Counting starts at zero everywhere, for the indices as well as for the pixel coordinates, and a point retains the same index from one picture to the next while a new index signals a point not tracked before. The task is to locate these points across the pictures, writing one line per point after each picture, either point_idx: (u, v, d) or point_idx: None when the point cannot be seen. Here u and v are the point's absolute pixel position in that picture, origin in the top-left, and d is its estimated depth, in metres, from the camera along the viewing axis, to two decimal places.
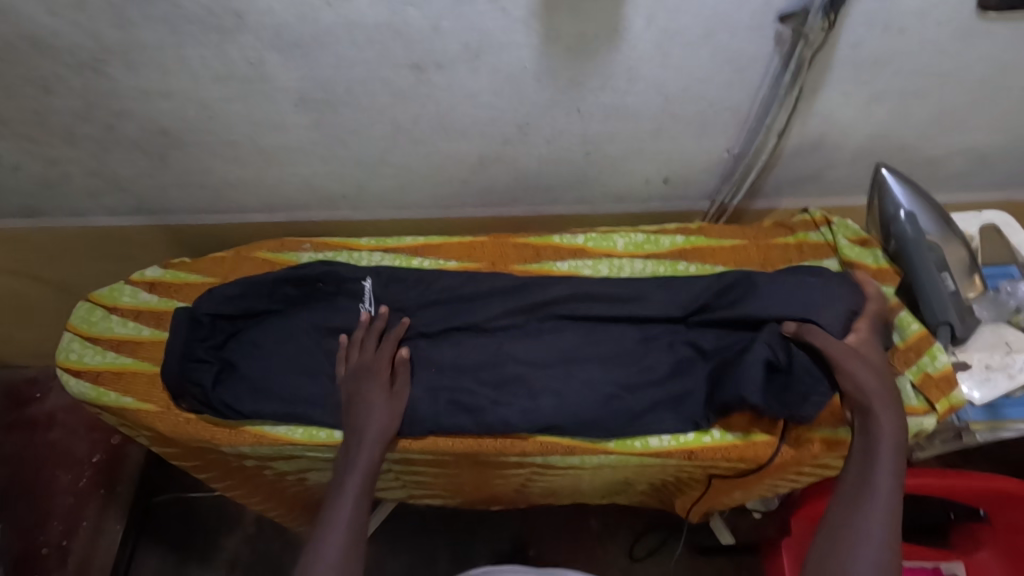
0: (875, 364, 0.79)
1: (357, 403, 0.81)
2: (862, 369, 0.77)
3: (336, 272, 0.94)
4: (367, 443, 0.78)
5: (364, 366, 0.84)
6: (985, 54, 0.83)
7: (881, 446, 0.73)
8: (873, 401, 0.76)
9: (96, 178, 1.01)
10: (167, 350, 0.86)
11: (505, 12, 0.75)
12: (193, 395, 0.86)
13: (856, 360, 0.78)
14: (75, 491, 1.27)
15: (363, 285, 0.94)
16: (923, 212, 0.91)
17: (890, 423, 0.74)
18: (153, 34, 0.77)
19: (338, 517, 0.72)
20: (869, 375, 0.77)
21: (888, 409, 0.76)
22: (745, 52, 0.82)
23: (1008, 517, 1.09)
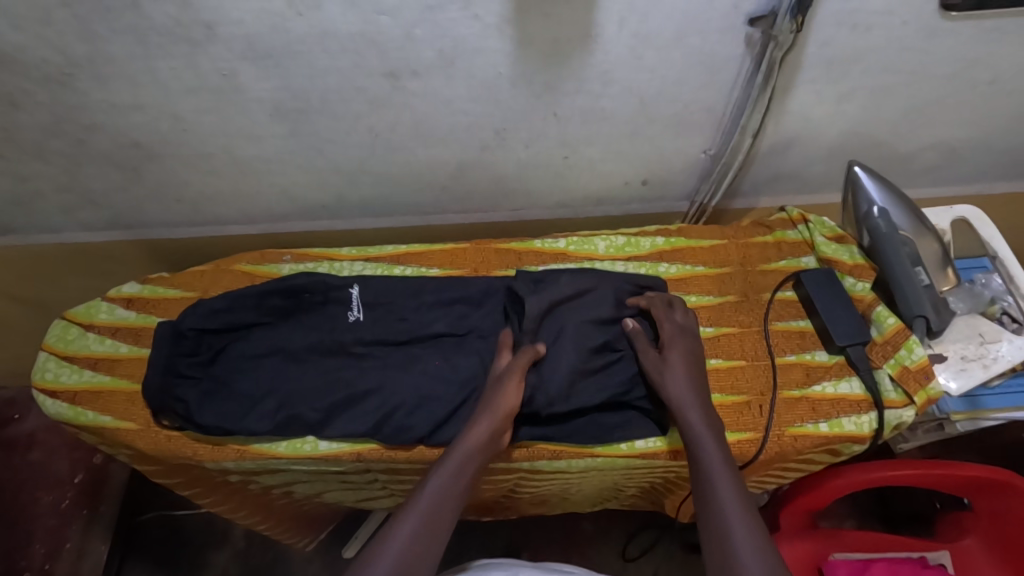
0: (678, 366, 0.81)
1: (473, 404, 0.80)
2: (670, 372, 0.81)
3: (324, 281, 0.93)
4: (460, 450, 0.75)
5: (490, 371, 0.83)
6: (950, 51, 0.85)
7: (705, 445, 0.73)
8: (679, 403, 0.77)
9: (69, 193, 1.00)
10: (149, 364, 0.85)
11: (477, 18, 0.75)
12: (175, 411, 0.84)
13: (669, 362, 0.82)
14: (57, 513, 1.26)
15: (351, 292, 0.93)
16: (895, 209, 0.92)
17: (698, 417, 0.76)
18: (122, 47, 0.76)
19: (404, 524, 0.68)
20: (675, 376, 0.80)
21: (701, 404, 0.77)
22: (717, 55, 0.83)
23: (989, 505, 1.11)
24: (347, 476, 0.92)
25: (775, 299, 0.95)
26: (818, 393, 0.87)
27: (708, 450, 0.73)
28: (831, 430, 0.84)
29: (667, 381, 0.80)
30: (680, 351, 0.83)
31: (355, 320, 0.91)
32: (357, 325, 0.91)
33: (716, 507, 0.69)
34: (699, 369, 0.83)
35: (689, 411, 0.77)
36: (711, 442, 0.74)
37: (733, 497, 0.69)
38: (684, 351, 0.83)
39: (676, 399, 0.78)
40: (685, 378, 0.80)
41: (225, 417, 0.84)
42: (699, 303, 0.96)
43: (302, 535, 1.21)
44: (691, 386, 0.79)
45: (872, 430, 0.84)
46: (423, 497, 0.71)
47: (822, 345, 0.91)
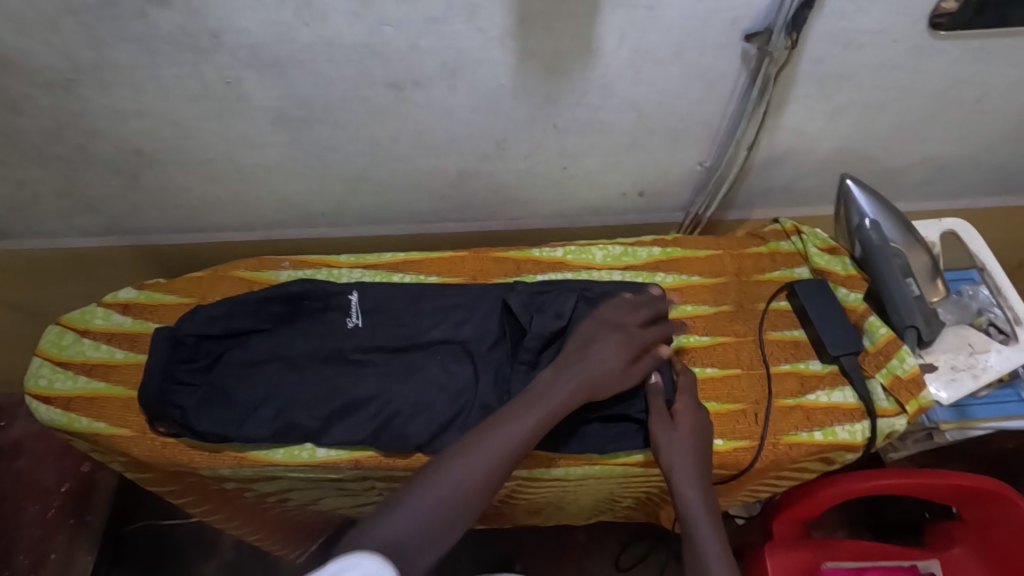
0: (683, 436, 0.79)
1: (592, 343, 0.82)
2: (675, 439, 0.78)
3: (324, 287, 0.93)
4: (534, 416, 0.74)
5: (621, 324, 0.85)
6: (938, 69, 0.87)
7: (699, 521, 0.73)
8: (678, 480, 0.76)
9: (67, 198, 0.99)
10: (147, 369, 0.83)
11: (480, 31, 0.76)
12: (172, 417, 0.84)
13: (675, 429, 0.79)
14: (42, 522, 1.24)
15: (350, 298, 0.94)
16: (886, 221, 0.94)
17: (696, 492, 0.74)
18: (127, 53, 0.77)
19: (446, 478, 0.67)
20: (680, 450, 0.78)
21: (703, 480, 0.76)
22: (713, 70, 0.85)
23: (979, 515, 1.13)
24: (344, 484, 0.92)
25: (769, 309, 0.97)
26: (812, 401, 0.88)
27: (703, 525, 0.73)
28: (825, 439, 0.86)
29: (671, 454, 0.78)
30: (689, 419, 0.80)
31: (354, 327, 0.91)
32: (357, 331, 0.91)
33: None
34: (707, 441, 0.81)
35: (687, 485, 0.75)
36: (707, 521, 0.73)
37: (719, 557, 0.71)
38: (695, 426, 0.80)
39: (677, 476, 0.76)
40: (691, 448, 0.78)
41: (223, 424, 0.83)
42: (695, 313, 0.97)
43: (295, 544, 1.20)
44: (695, 460, 0.77)
45: (865, 438, 0.86)
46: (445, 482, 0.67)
47: (815, 354, 0.93)
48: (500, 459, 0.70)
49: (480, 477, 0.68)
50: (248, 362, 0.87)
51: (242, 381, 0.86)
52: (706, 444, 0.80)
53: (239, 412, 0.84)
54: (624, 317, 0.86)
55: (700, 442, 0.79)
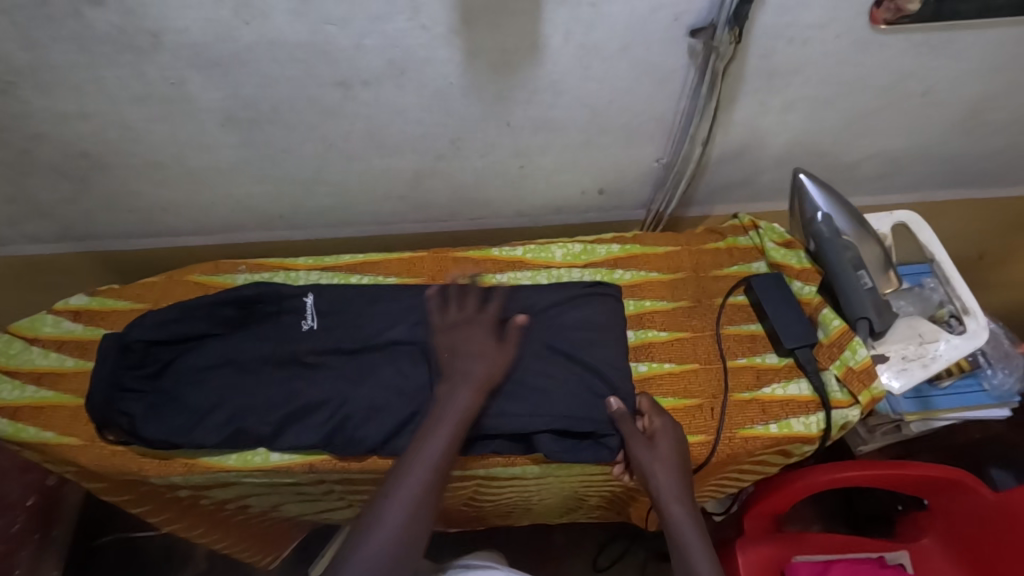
0: (663, 454, 0.79)
1: (455, 347, 0.83)
2: (657, 460, 0.78)
3: (276, 289, 0.93)
4: (449, 428, 0.76)
5: (468, 318, 0.86)
6: (883, 64, 0.89)
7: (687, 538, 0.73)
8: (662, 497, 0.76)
9: (14, 204, 0.97)
10: (92, 380, 0.82)
11: (425, 29, 0.76)
12: (120, 425, 0.82)
13: (656, 448, 0.79)
14: (8, 536, 1.15)
15: (305, 300, 0.93)
16: (839, 214, 0.95)
17: (680, 508, 0.75)
18: (63, 54, 0.75)
19: (392, 511, 0.69)
20: (663, 469, 0.78)
21: (686, 497, 0.76)
22: (662, 66, 0.85)
23: (944, 504, 1.14)
24: (302, 489, 0.91)
25: (726, 303, 0.97)
26: (768, 394, 0.89)
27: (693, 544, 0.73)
28: (780, 431, 0.86)
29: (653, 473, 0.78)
30: (665, 436, 0.81)
31: (309, 329, 0.91)
32: (311, 333, 0.90)
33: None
34: (685, 454, 0.81)
35: (671, 500, 0.75)
36: (693, 533, 0.73)
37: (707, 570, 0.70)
38: (671, 442, 0.80)
39: (661, 494, 0.76)
40: (675, 462, 0.78)
41: (172, 430, 0.82)
42: (653, 308, 0.97)
43: (263, 553, 1.18)
44: (678, 478, 0.77)
45: (820, 430, 0.86)
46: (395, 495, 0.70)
47: (771, 347, 0.93)
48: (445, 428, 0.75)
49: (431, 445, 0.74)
50: (198, 368, 0.86)
51: (192, 387, 0.85)
52: (686, 460, 0.80)
53: (186, 419, 0.83)
54: (446, 318, 0.86)
55: (682, 462, 0.79)
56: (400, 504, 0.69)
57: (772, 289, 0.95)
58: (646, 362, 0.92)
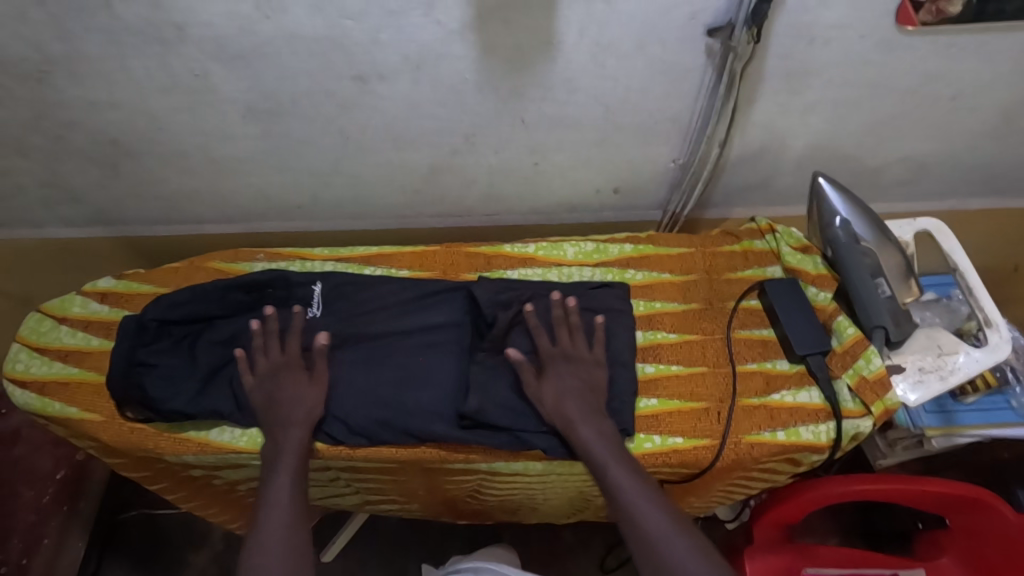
0: (562, 386, 0.83)
1: (277, 395, 0.84)
2: (567, 415, 0.81)
3: (287, 276, 0.95)
4: (298, 424, 0.81)
5: (278, 365, 0.86)
6: (909, 66, 0.86)
7: (634, 498, 0.73)
8: (574, 424, 0.80)
9: (49, 188, 1.02)
10: (114, 351, 0.87)
11: (440, 24, 0.77)
12: (135, 398, 0.85)
13: (545, 397, 0.83)
14: (37, 508, 1.24)
15: (312, 289, 0.95)
16: (859, 220, 0.92)
17: (593, 434, 0.79)
18: (95, 45, 0.78)
19: (270, 527, 0.73)
20: (563, 397, 0.82)
21: (596, 428, 0.80)
22: (678, 64, 0.84)
23: (965, 523, 1.10)
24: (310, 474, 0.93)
25: (739, 307, 0.96)
26: (777, 401, 0.87)
27: (639, 499, 0.73)
28: (787, 439, 0.85)
29: (559, 405, 0.82)
30: (557, 379, 0.84)
31: (314, 318, 0.93)
32: (315, 321, 0.93)
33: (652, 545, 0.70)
34: (586, 394, 0.83)
35: (584, 432, 0.79)
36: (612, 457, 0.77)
37: (662, 526, 0.71)
38: (565, 386, 0.83)
39: (569, 422, 0.80)
40: (571, 387, 0.83)
41: (187, 403, 0.85)
42: (663, 310, 0.96)
43: None
44: (583, 407, 0.81)
45: (830, 440, 0.84)
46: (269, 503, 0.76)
47: (783, 354, 0.92)
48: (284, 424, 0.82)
49: (290, 441, 0.80)
50: (213, 349, 0.89)
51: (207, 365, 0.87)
52: (584, 390, 0.83)
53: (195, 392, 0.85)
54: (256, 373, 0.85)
55: (586, 392, 0.84)
56: (275, 515, 0.74)
57: (786, 295, 0.93)
58: (654, 366, 0.91)
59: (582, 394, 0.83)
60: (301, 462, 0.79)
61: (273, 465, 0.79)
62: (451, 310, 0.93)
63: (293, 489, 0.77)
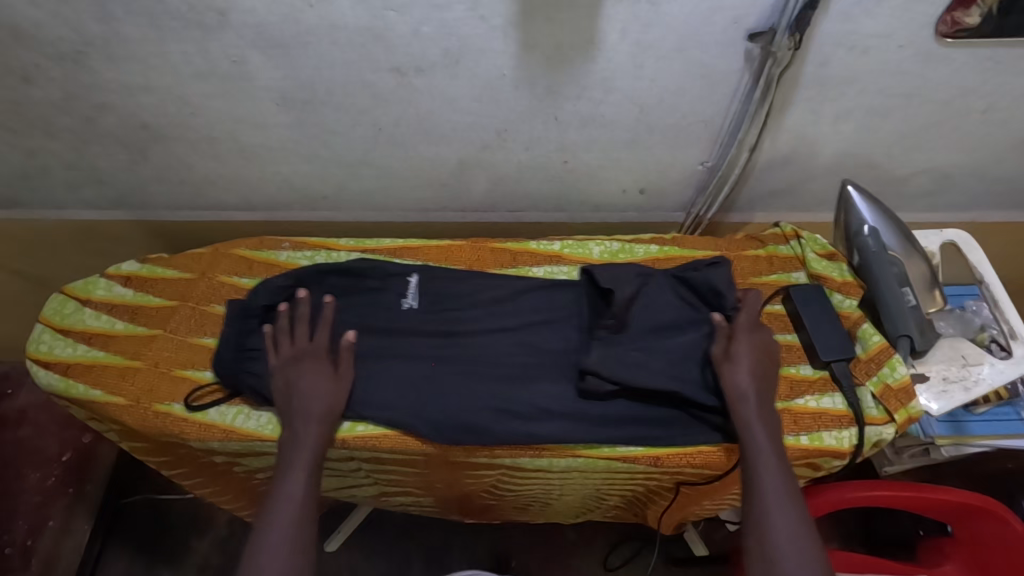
0: (755, 362, 0.80)
1: (295, 387, 0.82)
2: (734, 382, 0.79)
3: (384, 267, 0.97)
4: (317, 417, 0.80)
5: (302, 352, 0.85)
6: (944, 78, 0.87)
7: (767, 477, 0.72)
8: (739, 402, 0.77)
9: (75, 170, 1.01)
10: (221, 340, 0.90)
11: (483, 20, 0.77)
12: (246, 384, 0.87)
13: (738, 364, 0.79)
14: (43, 489, 1.25)
15: (408, 280, 0.97)
16: (886, 228, 0.94)
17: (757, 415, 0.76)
18: (135, 28, 0.78)
19: (280, 518, 0.70)
20: (743, 371, 0.79)
21: (760, 411, 0.77)
22: (716, 68, 0.84)
23: (969, 533, 1.11)
24: (332, 464, 0.93)
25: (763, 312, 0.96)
26: (801, 406, 0.88)
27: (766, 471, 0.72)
28: (811, 444, 0.85)
29: (734, 379, 0.79)
30: (747, 347, 0.81)
31: (411, 307, 0.94)
32: (411, 312, 0.94)
33: (763, 516, 0.70)
34: (767, 375, 0.80)
35: (748, 413, 0.77)
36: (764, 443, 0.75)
37: (786, 510, 0.70)
38: (754, 359, 0.80)
39: (741, 397, 0.78)
40: (758, 365, 0.80)
41: None
42: None
43: None
44: (760, 388, 0.78)
45: (852, 446, 0.85)
46: (281, 495, 0.73)
47: (807, 359, 0.92)
48: (307, 417, 0.80)
49: (306, 434, 0.78)
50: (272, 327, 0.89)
51: (270, 341, 0.87)
52: (764, 370, 0.80)
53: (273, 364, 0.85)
54: (280, 358, 0.85)
55: (765, 375, 0.80)
56: (286, 507, 0.71)
57: (812, 300, 0.93)
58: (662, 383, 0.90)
59: (761, 374, 0.80)
60: (316, 455, 0.77)
61: (288, 456, 0.77)
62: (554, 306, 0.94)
63: (306, 482, 0.74)
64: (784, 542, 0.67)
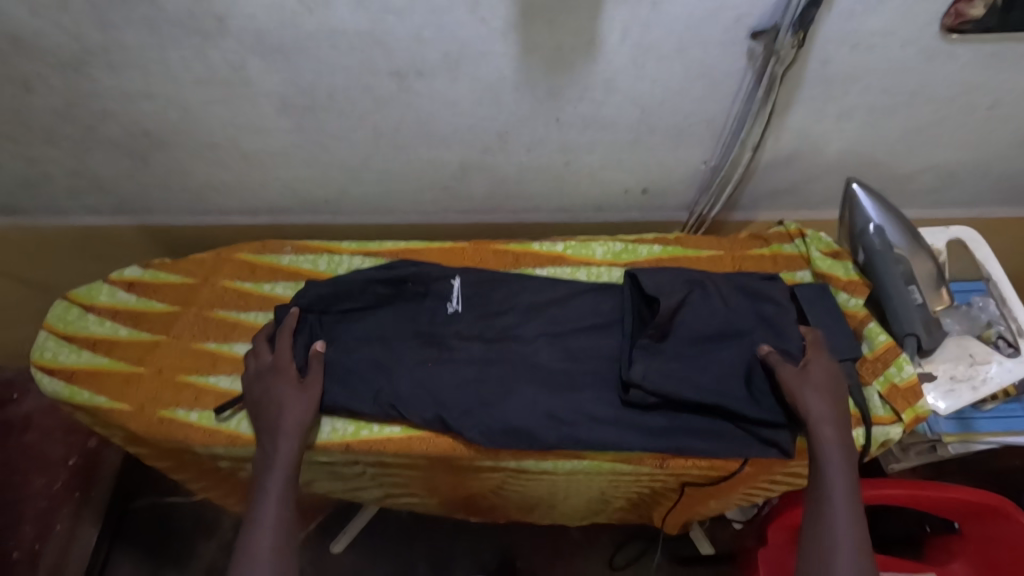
0: (828, 386, 0.79)
1: (268, 401, 0.81)
2: (810, 406, 0.77)
3: (426, 272, 0.96)
4: (291, 430, 0.78)
5: (268, 367, 0.85)
6: (950, 74, 0.86)
7: (836, 505, 0.71)
8: (816, 425, 0.76)
9: (77, 177, 1.01)
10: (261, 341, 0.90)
11: (482, 22, 0.76)
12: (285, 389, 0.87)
13: (809, 389, 0.78)
14: (49, 494, 1.23)
15: (451, 284, 0.95)
16: (891, 227, 0.93)
17: (835, 439, 0.75)
18: (134, 35, 0.78)
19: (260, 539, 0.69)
20: (817, 395, 0.78)
21: (839, 434, 0.76)
22: (718, 68, 0.84)
23: (977, 531, 1.10)
24: (336, 468, 0.93)
25: None
26: None
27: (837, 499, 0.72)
28: None
29: (807, 401, 0.78)
30: (821, 371, 0.80)
31: (454, 313, 0.93)
32: (456, 317, 0.93)
33: (831, 544, 0.69)
34: (840, 401, 0.79)
35: (824, 435, 0.75)
36: (838, 468, 0.74)
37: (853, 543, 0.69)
38: (825, 384, 0.80)
39: (815, 420, 0.76)
40: (832, 390, 0.79)
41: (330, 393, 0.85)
42: None
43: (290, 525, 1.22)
44: (835, 414, 0.77)
45: (859, 445, 0.84)
46: (257, 515, 0.71)
47: None
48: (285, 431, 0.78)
49: (284, 449, 0.76)
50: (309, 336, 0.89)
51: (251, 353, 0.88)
52: (839, 396, 0.79)
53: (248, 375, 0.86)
54: (254, 369, 0.85)
55: (840, 401, 0.79)
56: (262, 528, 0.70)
57: (821, 299, 0.92)
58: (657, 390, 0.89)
59: (836, 400, 0.79)
60: (292, 469, 0.76)
61: (264, 473, 0.75)
62: (601, 310, 0.94)
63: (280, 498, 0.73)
64: (852, 569, 0.67)
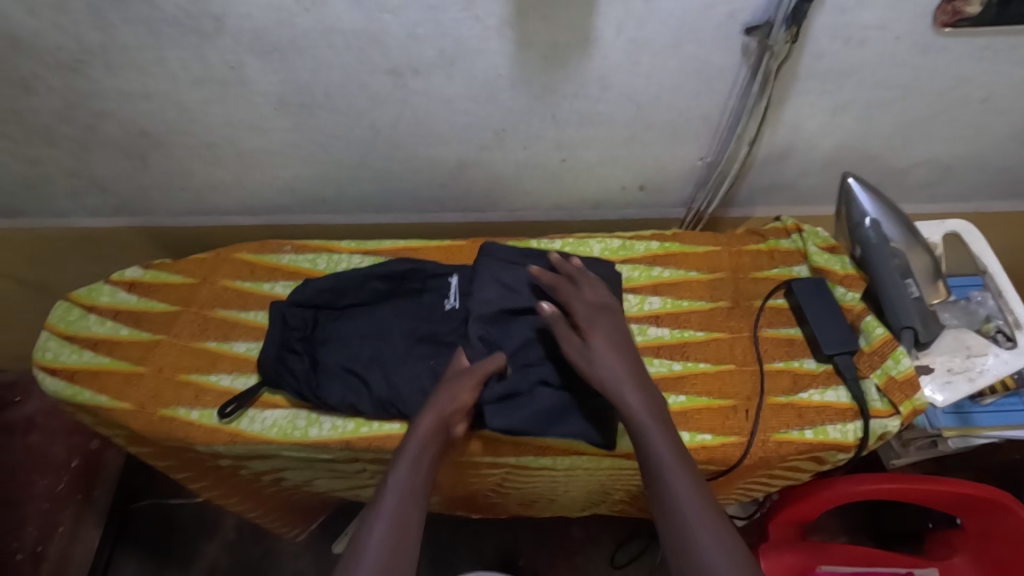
0: (616, 342, 0.79)
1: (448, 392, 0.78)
2: (598, 367, 0.77)
3: (423, 268, 0.95)
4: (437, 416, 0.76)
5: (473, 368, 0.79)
6: (943, 67, 0.86)
7: (670, 471, 0.69)
8: (617, 386, 0.75)
9: (77, 178, 1.02)
10: (267, 339, 0.90)
11: (478, 20, 0.77)
12: (288, 385, 0.87)
13: (592, 357, 0.77)
14: (52, 496, 1.27)
15: (449, 281, 0.93)
16: (888, 220, 0.93)
17: (638, 396, 0.75)
18: (132, 35, 0.79)
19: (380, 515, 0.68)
20: (603, 353, 0.78)
21: (637, 381, 0.76)
22: (712, 63, 0.84)
23: (978, 525, 1.09)
24: (337, 465, 0.93)
25: (765, 306, 0.96)
26: (805, 400, 0.88)
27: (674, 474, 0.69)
28: (815, 438, 0.85)
29: (602, 363, 0.77)
30: (603, 327, 0.80)
31: (452, 309, 0.91)
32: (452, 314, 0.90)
33: (671, 499, 0.68)
34: (626, 352, 0.80)
35: (627, 390, 0.75)
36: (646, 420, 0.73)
37: (697, 500, 0.68)
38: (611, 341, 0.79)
39: (616, 382, 0.76)
40: (612, 347, 0.79)
41: (334, 391, 0.86)
42: (690, 308, 0.97)
43: (291, 524, 1.23)
44: (632, 367, 0.78)
45: (856, 439, 0.85)
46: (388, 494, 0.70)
47: (810, 353, 0.92)
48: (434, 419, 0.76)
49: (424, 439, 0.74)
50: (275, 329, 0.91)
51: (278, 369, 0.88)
52: (626, 349, 0.80)
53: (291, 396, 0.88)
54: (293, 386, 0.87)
55: (625, 351, 0.80)
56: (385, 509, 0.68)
57: (824, 294, 0.93)
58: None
59: (624, 350, 0.80)
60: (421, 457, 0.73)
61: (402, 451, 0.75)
62: None
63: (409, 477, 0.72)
64: (697, 522, 0.66)
